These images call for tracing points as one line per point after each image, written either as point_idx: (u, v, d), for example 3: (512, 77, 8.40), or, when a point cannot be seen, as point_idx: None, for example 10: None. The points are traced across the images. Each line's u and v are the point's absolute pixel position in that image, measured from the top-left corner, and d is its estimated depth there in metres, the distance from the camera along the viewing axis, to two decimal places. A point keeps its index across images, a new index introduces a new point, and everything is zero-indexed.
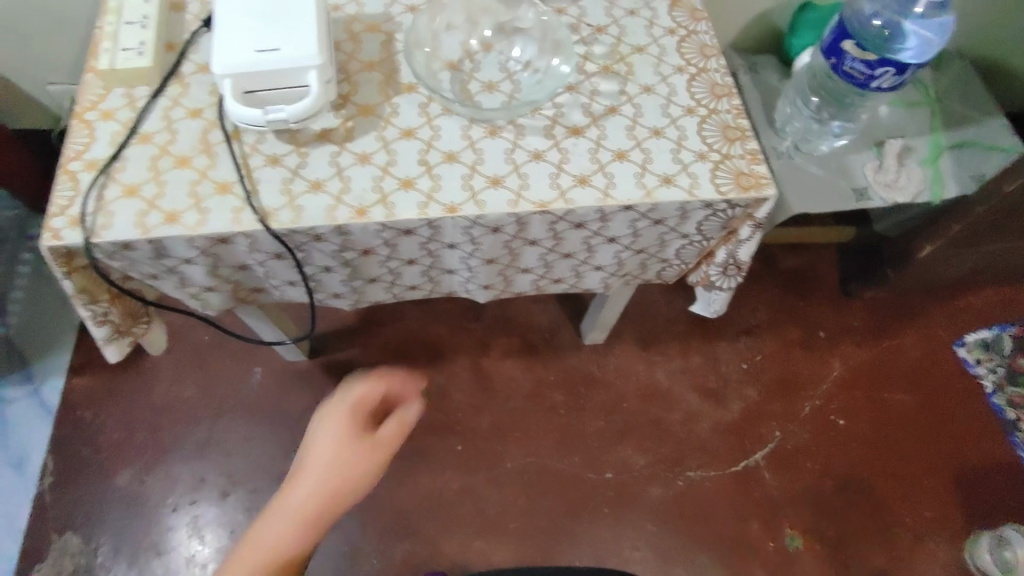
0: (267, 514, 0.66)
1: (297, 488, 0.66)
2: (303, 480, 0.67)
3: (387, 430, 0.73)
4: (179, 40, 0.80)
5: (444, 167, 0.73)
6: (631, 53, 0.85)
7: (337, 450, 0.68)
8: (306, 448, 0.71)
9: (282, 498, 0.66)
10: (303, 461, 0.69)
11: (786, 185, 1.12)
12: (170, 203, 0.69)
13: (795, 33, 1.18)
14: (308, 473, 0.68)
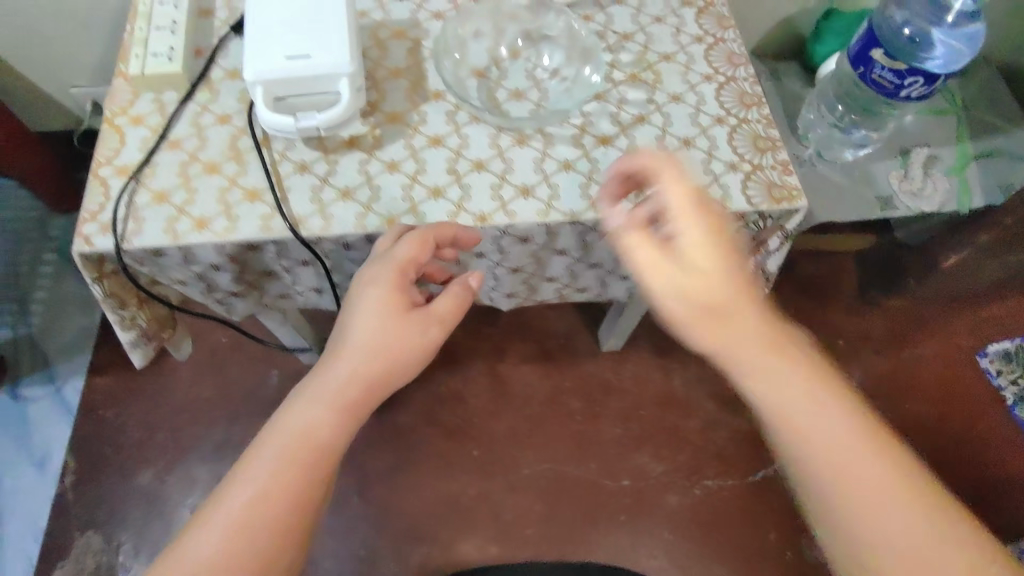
0: (307, 395, 0.62)
1: (342, 371, 0.63)
2: (345, 359, 0.63)
3: (436, 311, 0.66)
4: (207, 45, 0.80)
5: (473, 176, 0.73)
6: (658, 61, 0.84)
7: (383, 335, 0.64)
8: (347, 314, 0.65)
9: (324, 380, 0.63)
10: (345, 337, 0.64)
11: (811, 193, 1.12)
12: (200, 209, 0.69)
13: (819, 40, 1.17)
14: (352, 355, 0.63)
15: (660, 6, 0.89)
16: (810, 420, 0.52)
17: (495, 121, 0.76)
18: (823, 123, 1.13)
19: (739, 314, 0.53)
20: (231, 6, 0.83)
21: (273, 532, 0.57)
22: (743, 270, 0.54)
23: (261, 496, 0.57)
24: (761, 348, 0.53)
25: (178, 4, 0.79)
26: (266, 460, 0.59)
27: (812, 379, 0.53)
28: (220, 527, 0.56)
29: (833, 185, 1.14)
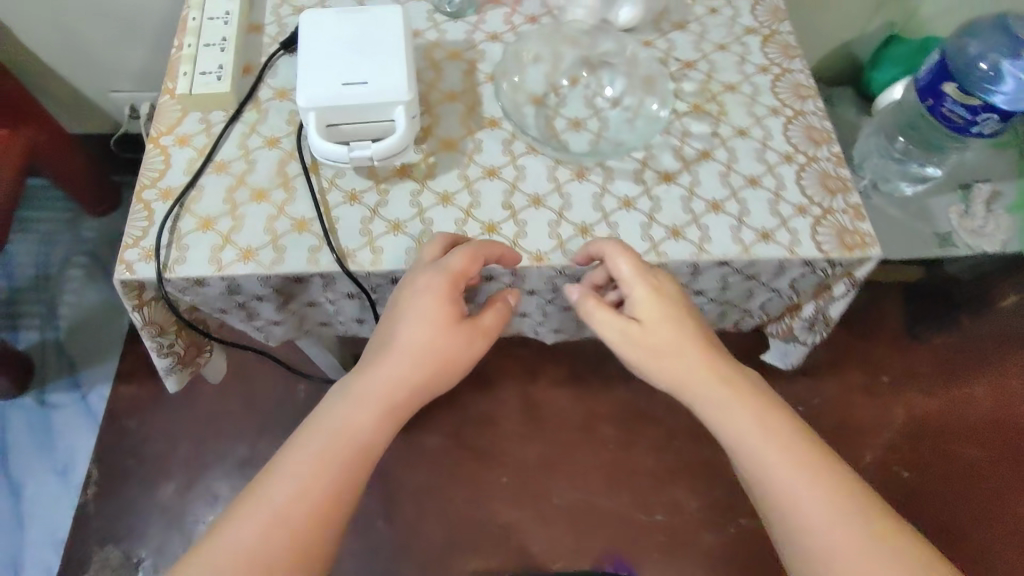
0: (346, 400, 0.59)
1: (384, 380, 0.59)
2: (390, 365, 0.59)
3: (484, 322, 0.62)
4: (256, 63, 0.78)
5: (529, 212, 0.69)
6: (722, 91, 0.80)
7: (432, 343, 0.60)
8: (389, 318, 0.61)
9: (365, 385, 0.59)
10: (389, 344, 0.60)
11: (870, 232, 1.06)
12: (246, 238, 0.67)
13: (877, 66, 1.13)
14: (397, 361, 0.59)
15: (723, 32, 0.85)
16: (755, 442, 0.57)
17: (553, 152, 0.73)
18: (878, 156, 1.06)
19: (681, 349, 0.60)
20: (281, 23, 0.81)
21: (300, 540, 0.53)
22: (680, 313, 0.61)
23: (293, 500, 0.54)
24: (706, 378, 0.60)
25: (228, 20, 0.77)
26: (302, 461, 0.56)
27: (756, 405, 0.59)
28: (247, 528, 0.53)
29: (888, 220, 1.07)
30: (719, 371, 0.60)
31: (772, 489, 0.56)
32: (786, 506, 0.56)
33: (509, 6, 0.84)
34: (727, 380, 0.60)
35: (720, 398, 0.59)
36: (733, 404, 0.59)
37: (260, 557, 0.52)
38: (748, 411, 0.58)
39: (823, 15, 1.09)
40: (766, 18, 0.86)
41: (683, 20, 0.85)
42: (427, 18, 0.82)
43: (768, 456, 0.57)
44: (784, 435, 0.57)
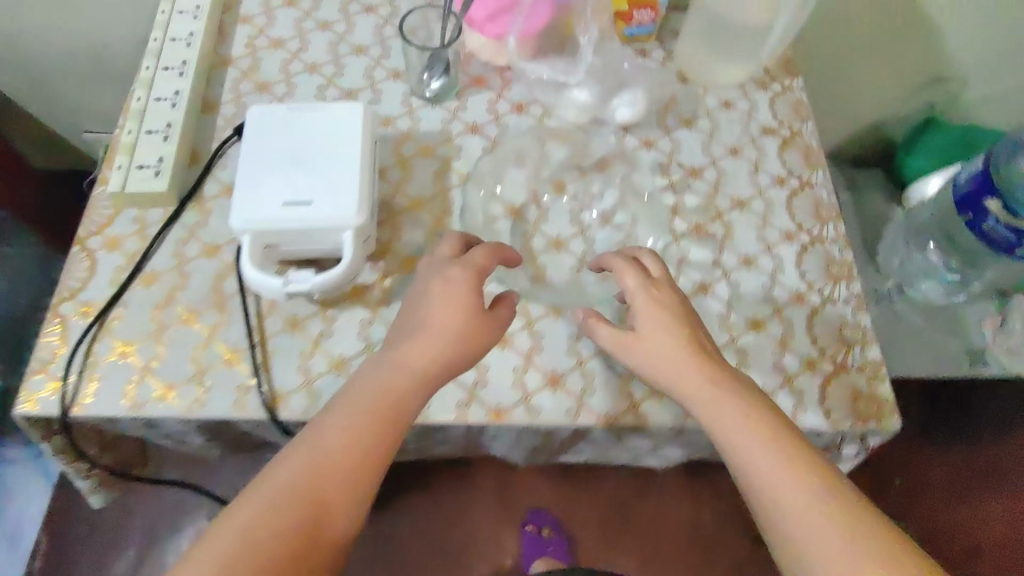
0: (380, 361, 0.52)
1: (417, 354, 0.51)
2: (421, 338, 0.52)
3: (505, 313, 0.55)
4: (206, 150, 0.69)
5: (492, 354, 0.61)
6: (729, 208, 0.69)
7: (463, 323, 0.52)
8: (416, 296, 0.55)
9: (398, 351, 0.52)
10: (418, 321, 0.53)
11: (891, 340, 0.95)
12: (168, 372, 0.59)
13: (911, 152, 1.00)
14: (421, 341, 0.52)
15: (737, 132, 0.73)
16: (729, 434, 0.50)
17: (528, 278, 0.64)
18: (904, 254, 0.97)
19: (680, 350, 0.53)
20: (238, 101, 0.72)
21: (339, 497, 0.46)
22: (671, 311, 0.55)
23: (335, 448, 0.47)
24: (693, 369, 0.53)
25: (176, 102, 0.68)
26: (338, 411, 0.49)
27: (740, 398, 0.51)
28: (287, 470, 0.45)
29: (913, 328, 0.96)
30: (706, 363, 0.53)
31: (755, 482, 0.48)
32: (765, 500, 0.47)
33: (495, 90, 0.74)
34: (708, 369, 0.53)
35: (699, 391, 0.52)
36: (711, 393, 0.52)
37: (302, 504, 0.44)
38: (727, 400, 0.51)
39: (851, 93, 0.99)
40: (789, 116, 0.75)
41: (692, 115, 0.74)
42: (402, 103, 0.73)
43: (744, 449, 0.49)
44: (761, 431, 0.49)
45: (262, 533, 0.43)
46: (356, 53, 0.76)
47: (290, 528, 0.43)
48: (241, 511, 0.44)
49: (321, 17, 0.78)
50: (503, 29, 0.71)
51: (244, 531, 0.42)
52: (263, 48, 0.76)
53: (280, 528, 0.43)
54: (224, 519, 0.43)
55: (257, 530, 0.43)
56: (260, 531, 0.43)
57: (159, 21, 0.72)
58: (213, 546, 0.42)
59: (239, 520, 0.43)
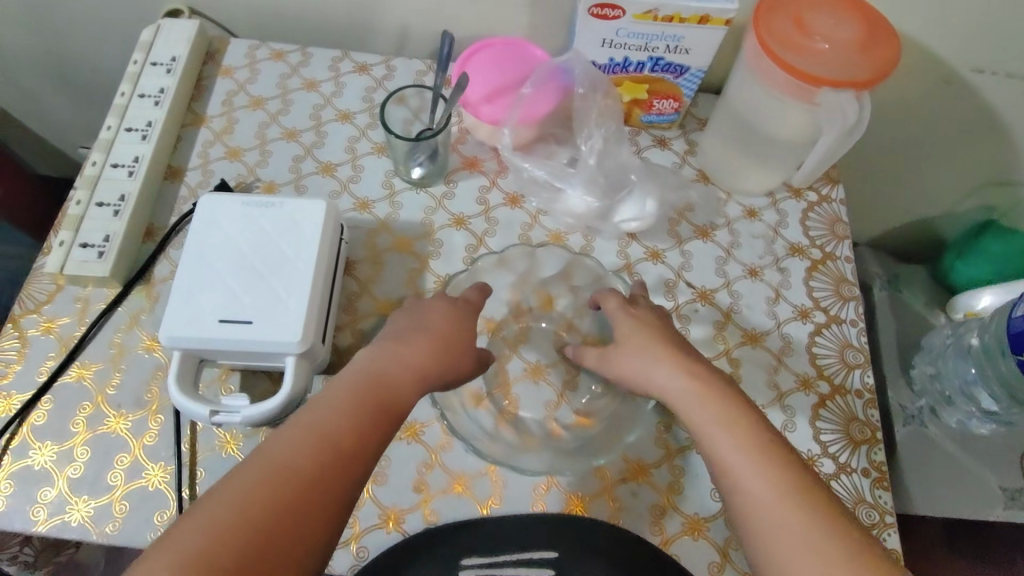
0: (369, 352, 0.46)
1: (412, 352, 0.47)
2: (416, 336, 0.48)
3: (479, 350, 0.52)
4: (163, 224, 0.63)
5: (446, 499, 0.53)
6: (738, 344, 0.60)
7: (447, 329, 0.50)
8: (406, 312, 0.52)
9: (392, 346, 0.47)
10: (411, 326, 0.49)
11: (916, 475, 0.80)
12: (87, 486, 0.52)
13: (964, 256, 0.87)
14: (414, 341, 0.48)
15: (758, 251, 0.64)
16: (737, 452, 0.41)
17: (496, 410, 0.55)
18: (938, 362, 0.80)
19: (672, 367, 0.47)
20: (206, 168, 0.66)
21: (336, 477, 0.38)
22: (660, 329, 0.51)
23: (327, 426, 0.40)
24: (689, 378, 0.47)
25: (134, 170, 0.62)
26: (326, 399, 0.42)
27: (742, 411, 0.44)
28: (274, 450, 0.38)
29: (947, 461, 0.81)
30: (700, 374, 0.47)
31: (773, 514, 0.38)
32: (785, 533, 0.37)
33: (489, 175, 0.66)
34: (699, 380, 0.46)
35: (690, 398, 0.46)
36: (706, 401, 0.45)
37: (303, 481, 0.37)
38: (719, 408, 0.44)
39: (893, 188, 0.87)
40: (822, 235, 0.66)
41: (709, 225, 0.65)
42: (382, 184, 0.65)
43: (757, 471, 0.40)
44: (767, 444, 0.41)
45: (255, 517, 0.35)
46: (340, 119, 0.69)
47: (283, 507, 0.36)
48: (228, 492, 0.35)
49: (308, 75, 0.71)
50: (501, 114, 0.63)
51: (234, 512, 0.34)
52: (241, 106, 0.69)
53: (274, 507, 0.35)
54: (199, 506, 0.35)
55: (248, 511, 0.35)
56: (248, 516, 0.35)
57: (129, 73, 0.67)
58: (189, 536, 0.33)
59: (225, 501, 0.35)
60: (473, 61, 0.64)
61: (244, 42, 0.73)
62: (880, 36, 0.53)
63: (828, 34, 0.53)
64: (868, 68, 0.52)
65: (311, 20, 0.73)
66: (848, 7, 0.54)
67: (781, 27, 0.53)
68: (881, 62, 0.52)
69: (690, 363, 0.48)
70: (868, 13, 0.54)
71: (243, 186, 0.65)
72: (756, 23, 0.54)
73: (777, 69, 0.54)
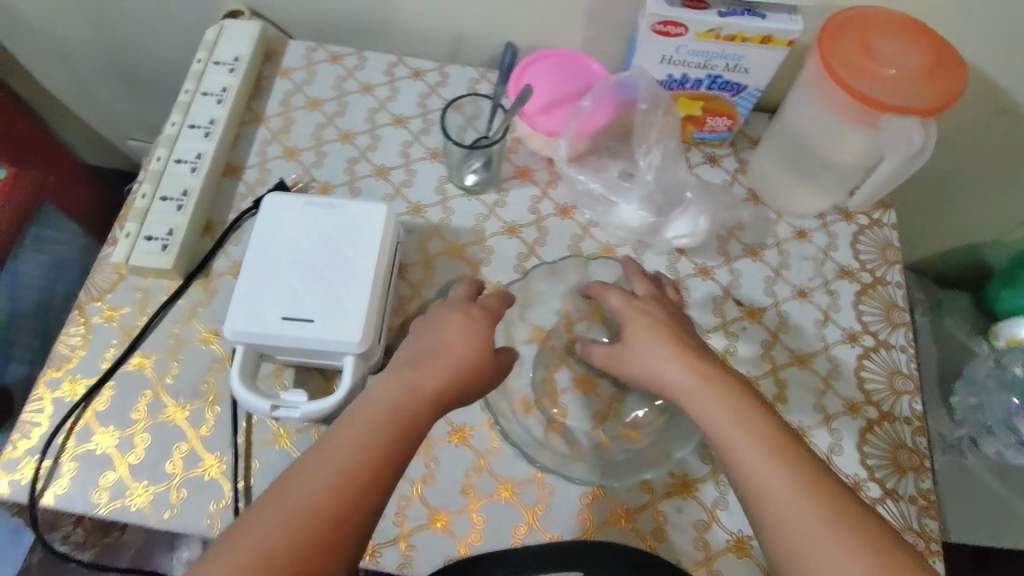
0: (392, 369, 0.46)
1: (431, 377, 0.46)
2: (438, 348, 0.47)
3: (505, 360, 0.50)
4: (221, 220, 0.64)
5: (493, 505, 0.53)
6: (786, 364, 0.60)
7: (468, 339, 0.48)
8: (423, 323, 0.51)
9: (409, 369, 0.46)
10: (431, 338, 0.48)
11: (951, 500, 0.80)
12: (146, 472, 0.53)
13: (1010, 284, 0.84)
14: (441, 355, 0.47)
15: (808, 272, 0.64)
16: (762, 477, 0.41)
17: (545, 418, 0.56)
18: (982, 393, 0.80)
19: (682, 382, 0.47)
20: (263, 166, 0.67)
21: (360, 502, 0.39)
22: (666, 337, 0.49)
23: (353, 454, 0.40)
24: (707, 397, 0.45)
25: (197, 165, 0.64)
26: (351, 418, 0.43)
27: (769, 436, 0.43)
28: (302, 476, 0.39)
29: (981, 489, 0.81)
30: (715, 386, 0.46)
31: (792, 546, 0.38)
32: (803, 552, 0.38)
33: (541, 185, 0.67)
34: (715, 396, 0.45)
35: (699, 399, 0.46)
36: (711, 405, 0.45)
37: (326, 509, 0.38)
38: (727, 412, 0.44)
39: (940, 214, 0.87)
40: (874, 260, 0.66)
41: (759, 244, 0.65)
42: (436, 189, 0.66)
43: (767, 484, 0.40)
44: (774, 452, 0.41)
45: (280, 547, 0.36)
46: (395, 124, 0.71)
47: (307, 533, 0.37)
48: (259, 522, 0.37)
49: (365, 79, 0.73)
50: (557, 126, 0.64)
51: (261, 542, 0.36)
52: (298, 107, 0.71)
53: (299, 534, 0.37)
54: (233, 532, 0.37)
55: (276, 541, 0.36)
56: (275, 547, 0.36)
57: (193, 71, 0.69)
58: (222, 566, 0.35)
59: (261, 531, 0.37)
60: (530, 71, 0.65)
61: (303, 44, 0.75)
62: (946, 68, 0.53)
63: (892, 59, 0.53)
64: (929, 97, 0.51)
65: (371, 25, 0.74)
66: (916, 35, 0.54)
67: (843, 48, 0.54)
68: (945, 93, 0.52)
69: (693, 368, 0.47)
70: (937, 45, 0.54)
71: (300, 186, 0.66)
72: (821, 39, 0.54)
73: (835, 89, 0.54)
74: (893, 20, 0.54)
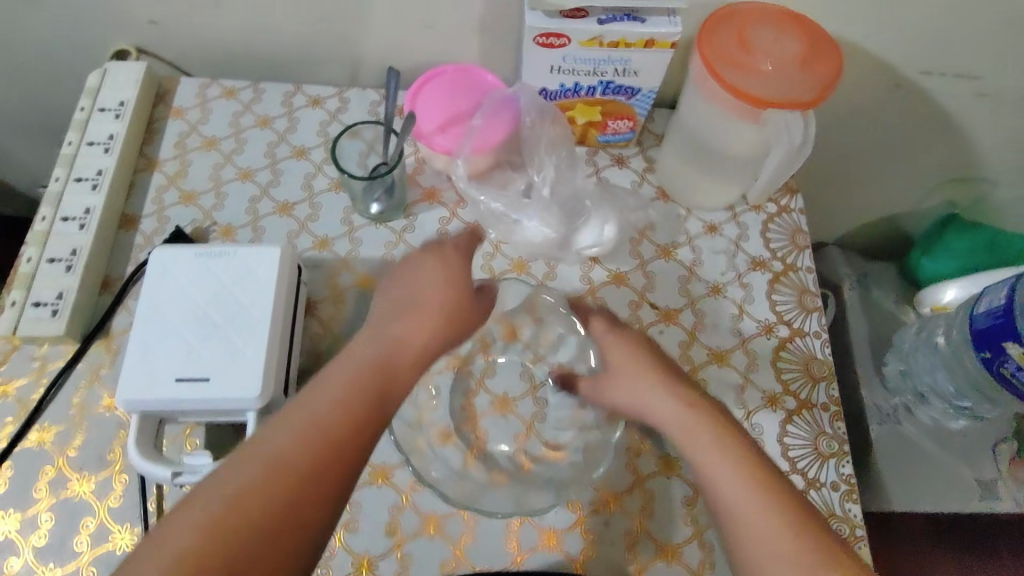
0: (374, 336, 0.47)
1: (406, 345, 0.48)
2: (416, 321, 0.49)
3: (484, 304, 0.55)
4: (119, 275, 0.62)
5: (418, 542, 0.52)
6: (704, 363, 0.60)
7: (448, 304, 0.50)
8: (400, 279, 0.52)
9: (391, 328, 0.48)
10: (413, 303, 0.50)
11: (891, 466, 0.84)
12: (54, 552, 0.51)
13: (930, 252, 0.90)
14: (422, 318, 0.49)
15: (721, 267, 0.65)
16: (728, 483, 0.43)
17: (465, 447, 0.55)
18: (913, 360, 0.84)
19: (654, 397, 0.50)
20: (161, 214, 0.65)
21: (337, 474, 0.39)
22: (645, 358, 0.52)
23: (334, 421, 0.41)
24: (685, 418, 0.48)
25: (85, 222, 0.61)
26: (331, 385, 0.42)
27: (739, 448, 0.45)
28: (272, 446, 0.39)
29: (920, 454, 0.85)
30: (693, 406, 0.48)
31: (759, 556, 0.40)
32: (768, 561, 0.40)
33: (448, 207, 0.66)
34: (691, 418, 0.47)
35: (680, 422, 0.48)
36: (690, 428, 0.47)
37: (303, 489, 0.38)
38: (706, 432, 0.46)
39: (859, 189, 0.88)
40: (784, 247, 0.66)
41: (671, 244, 0.65)
42: (341, 221, 0.65)
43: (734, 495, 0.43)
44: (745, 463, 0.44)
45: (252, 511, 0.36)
46: (295, 156, 0.69)
47: (281, 515, 0.37)
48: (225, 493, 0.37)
49: (261, 112, 0.71)
50: (455, 145, 0.63)
51: (228, 510, 0.36)
52: (193, 148, 0.69)
53: (269, 515, 0.36)
54: (195, 497, 0.36)
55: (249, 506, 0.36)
56: (238, 521, 0.36)
57: (77, 121, 0.66)
58: (181, 527, 0.35)
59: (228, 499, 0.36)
60: (427, 88, 0.65)
61: (194, 81, 0.72)
62: (818, 69, 0.52)
63: (764, 48, 0.53)
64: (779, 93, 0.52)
65: (263, 54, 0.72)
66: (806, 33, 0.53)
67: (726, 27, 0.54)
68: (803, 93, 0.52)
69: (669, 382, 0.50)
70: (825, 47, 0.53)
71: (200, 231, 0.64)
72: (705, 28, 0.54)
73: (707, 73, 0.54)
74: (788, 14, 0.54)
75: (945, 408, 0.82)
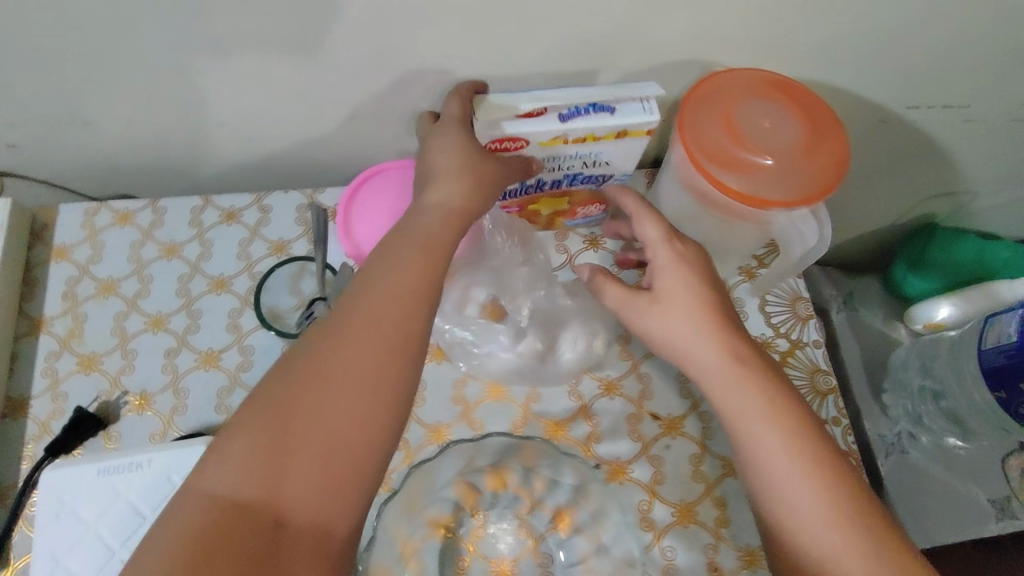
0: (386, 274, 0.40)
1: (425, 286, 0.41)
2: (434, 203, 0.44)
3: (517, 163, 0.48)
4: (10, 482, 0.51)
5: None
6: (720, 477, 0.53)
7: (471, 163, 0.45)
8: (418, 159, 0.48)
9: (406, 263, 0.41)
10: (426, 174, 0.46)
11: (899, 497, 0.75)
12: None
13: (918, 268, 0.85)
14: (446, 182, 0.44)
15: None
16: (766, 450, 0.41)
17: None
18: (914, 380, 0.78)
19: (687, 326, 0.45)
20: (57, 390, 0.54)
21: (350, 442, 0.36)
22: (692, 291, 0.45)
23: (352, 386, 0.37)
24: (728, 367, 0.43)
25: None
26: (350, 347, 0.37)
27: (782, 410, 0.42)
28: (283, 407, 0.36)
29: (926, 480, 0.76)
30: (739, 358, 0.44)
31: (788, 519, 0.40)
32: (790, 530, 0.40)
33: None
34: (740, 370, 0.43)
35: (730, 378, 0.43)
36: (739, 388, 0.43)
37: (315, 452, 0.35)
38: (760, 398, 0.42)
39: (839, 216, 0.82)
40: (786, 320, 0.59)
41: None
42: None
43: (772, 458, 0.41)
44: (794, 430, 0.41)
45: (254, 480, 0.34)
46: (215, 289, 0.58)
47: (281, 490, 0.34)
48: (234, 440, 0.35)
49: (164, 236, 0.59)
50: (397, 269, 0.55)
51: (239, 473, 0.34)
52: (87, 295, 0.57)
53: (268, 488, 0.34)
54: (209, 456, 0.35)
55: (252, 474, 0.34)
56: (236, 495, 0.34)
57: None
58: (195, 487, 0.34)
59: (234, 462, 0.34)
60: (364, 190, 0.57)
61: (78, 207, 0.60)
62: (802, 166, 0.45)
63: (753, 127, 0.45)
64: (716, 163, 0.45)
65: (158, 163, 0.61)
66: (812, 142, 0.45)
67: (745, 84, 0.47)
68: (791, 189, 0.45)
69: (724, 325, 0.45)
70: (807, 172, 0.45)
71: (108, 406, 0.53)
72: (683, 119, 0.47)
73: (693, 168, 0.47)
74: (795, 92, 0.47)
75: (949, 431, 0.75)
